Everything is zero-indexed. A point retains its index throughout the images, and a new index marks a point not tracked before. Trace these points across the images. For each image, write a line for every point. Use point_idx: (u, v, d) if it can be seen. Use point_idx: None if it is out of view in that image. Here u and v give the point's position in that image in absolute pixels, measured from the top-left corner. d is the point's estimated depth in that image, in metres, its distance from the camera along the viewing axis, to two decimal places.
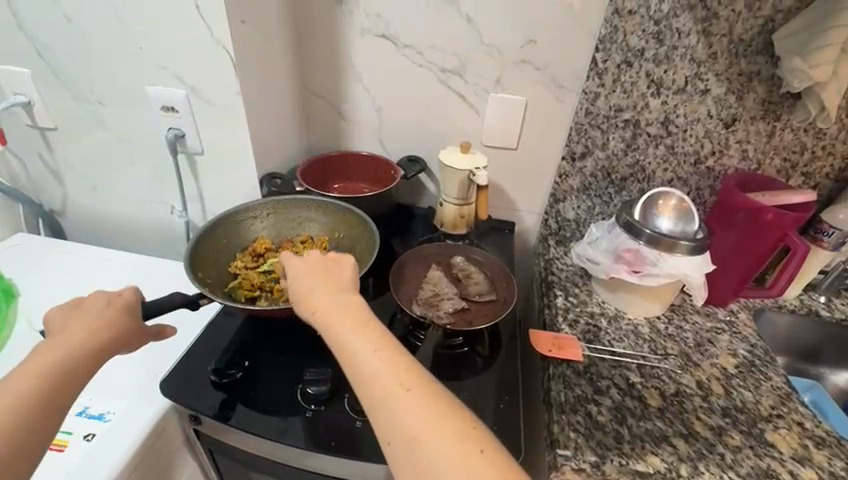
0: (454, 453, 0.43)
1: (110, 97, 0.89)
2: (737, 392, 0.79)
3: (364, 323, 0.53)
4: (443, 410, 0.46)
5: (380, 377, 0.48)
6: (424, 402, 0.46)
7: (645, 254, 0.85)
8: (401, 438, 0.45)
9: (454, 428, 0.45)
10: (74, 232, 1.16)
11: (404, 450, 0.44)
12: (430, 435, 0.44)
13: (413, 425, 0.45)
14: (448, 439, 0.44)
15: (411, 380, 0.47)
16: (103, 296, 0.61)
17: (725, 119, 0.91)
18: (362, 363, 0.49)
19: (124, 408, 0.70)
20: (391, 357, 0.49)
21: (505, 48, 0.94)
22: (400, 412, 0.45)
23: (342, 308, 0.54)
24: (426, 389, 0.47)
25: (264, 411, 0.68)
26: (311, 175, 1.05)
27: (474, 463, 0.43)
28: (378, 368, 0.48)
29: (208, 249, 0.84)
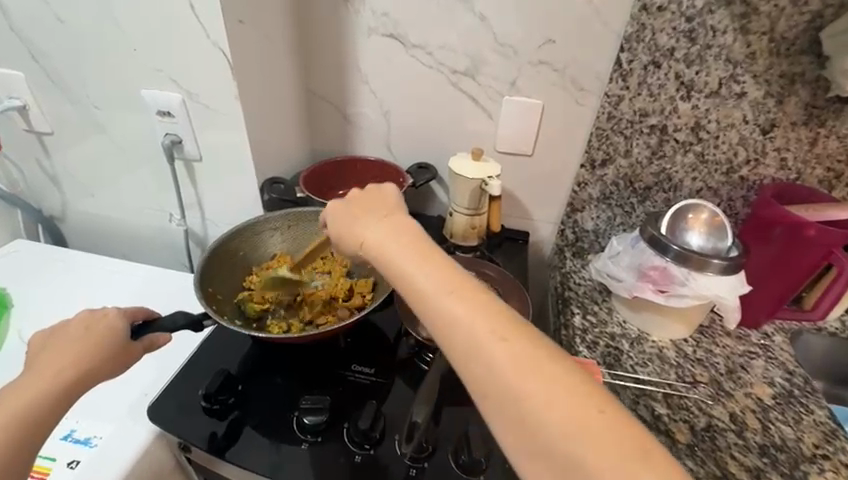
0: (529, 382, 0.40)
1: (105, 101, 0.86)
2: (775, 427, 0.72)
3: (414, 249, 0.51)
4: (511, 335, 0.43)
5: (440, 304, 0.46)
6: (490, 328, 0.43)
7: (673, 273, 0.78)
8: (474, 368, 0.43)
9: (526, 355, 0.42)
10: (73, 239, 1.13)
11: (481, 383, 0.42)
12: (500, 365, 0.42)
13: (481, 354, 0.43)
14: (521, 364, 0.41)
15: (476, 308, 0.45)
16: (84, 321, 0.58)
17: (763, 125, 0.83)
18: (418, 292, 0.48)
19: (112, 433, 0.66)
20: (452, 283, 0.47)
21: (522, 49, 0.88)
22: (467, 342, 0.43)
23: (388, 240, 0.53)
24: (493, 319, 0.44)
25: (256, 442, 0.63)
26: (314, 182, 0.99)
27: (550, 391, 0.40)
28: (439, 294, 0.46)
29: (224, 260, 0.80)
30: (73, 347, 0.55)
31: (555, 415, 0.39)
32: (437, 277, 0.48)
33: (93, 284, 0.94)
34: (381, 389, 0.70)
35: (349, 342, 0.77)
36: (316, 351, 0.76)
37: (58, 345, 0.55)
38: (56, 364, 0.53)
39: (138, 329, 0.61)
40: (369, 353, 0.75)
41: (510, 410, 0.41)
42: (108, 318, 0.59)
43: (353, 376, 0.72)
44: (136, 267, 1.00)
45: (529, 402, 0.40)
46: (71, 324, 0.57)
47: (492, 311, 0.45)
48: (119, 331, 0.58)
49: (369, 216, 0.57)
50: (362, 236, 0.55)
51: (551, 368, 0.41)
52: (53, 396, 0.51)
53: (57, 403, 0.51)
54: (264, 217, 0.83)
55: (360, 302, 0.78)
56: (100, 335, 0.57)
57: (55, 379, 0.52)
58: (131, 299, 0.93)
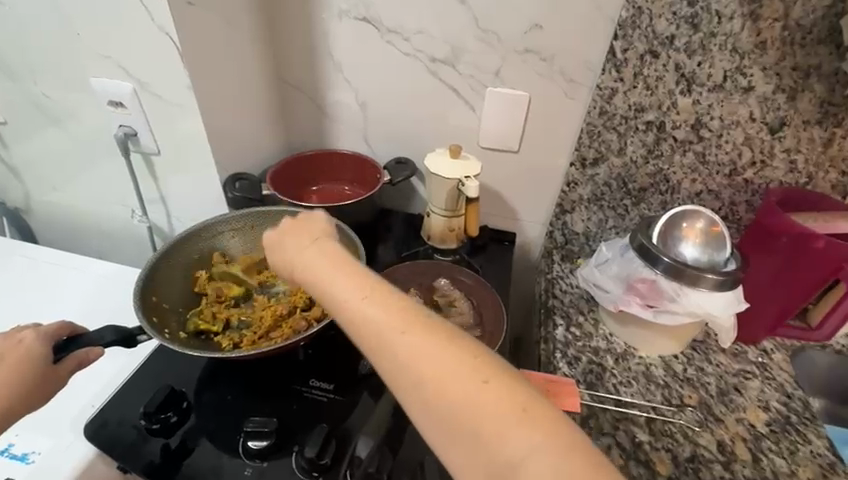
0: (462, 388, 0.36)
1: (55, 90, 0.80)
2: (767, 459, 0.66)
3: (338, 259, 0.46)
4: (441, 339, 0.39)
5: (367, 316, 0.41)
6: (418, 335, 0.39)
7: (662, 287, 0.71)
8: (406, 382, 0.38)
9: (459, 359, 0.38)
10: (40, 233, 1.08)
11: (415, 399, 0.38)
12: (432, 374, 0.37)
13: (411, 363, 0.38)
14: (453, 370, 0.37)
15: (403, 316, 0.40)
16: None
17: (771, 124, 0.75)
18: (343, 303, 0.43)
19: (51, 448, 0.62)
20: (376, 290, 0.42)
21: (506, 35, 0.80)
22: (395, 355, 0.39)
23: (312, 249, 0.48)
24: (422, 324, 0.40)
25: (195, 467, 0.59)
26: (284, 177, 0.93)
27: (486, 397, 0.36)
28: (365, 304, 0.42)
29: (177, 262, 0.75)
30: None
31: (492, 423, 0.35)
32: (361, 286, 0.43)
33: (50, 284, 0.89)
34: (339, 408, 0.65)
35: (309, 354, 0.72)
36: (274, 364, 0.71)
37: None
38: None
39: (60, 348, 0.58)
40: (329, 367, 0.70)
41: (447, 424, 0.36)
42: (25, 343, 0.57)
43: (309, 393, 0.67)
44: (97, 264, 0.94)
45: (463, 411, 0.36)
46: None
47: (420, 316, 0.41)
48: (39, 356, 0.56)
49: (292, 226, 0.53)
50: (287, 248, 0.50)
51: (484, 371, 0.37)
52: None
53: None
54: (223, 218, 0.78)
55: (318, 313, 0.72)
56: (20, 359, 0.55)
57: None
58: (86, 302, 0.87)
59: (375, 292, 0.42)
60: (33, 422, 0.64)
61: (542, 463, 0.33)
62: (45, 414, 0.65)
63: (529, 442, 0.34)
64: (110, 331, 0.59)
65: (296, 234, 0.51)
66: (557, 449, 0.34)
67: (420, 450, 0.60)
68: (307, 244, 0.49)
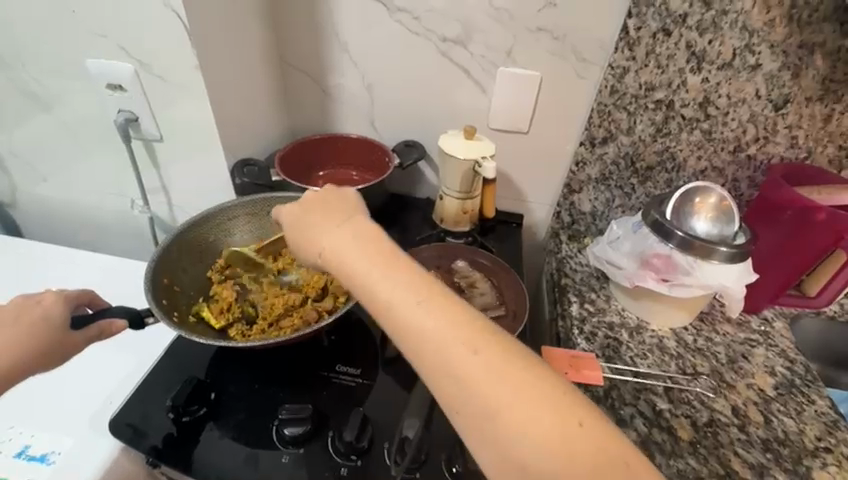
0: (548, 427, 0.37)
1: (46, 72, 0.75)
2: (777, 419, 0.70)
3: (401, 264, 0.46)
4: (521, 370, 0.40)
5: (439, 336, 0.41)
6: (499, 364, 0.40)
7: (677, 261, 0.73)
8: (477, 410, 0.39)
9: (541, 394, 0.39)
10: (27, 227, 1.02)
11: (486, 431, 0.38)
12: (512, 408, 0.38)
13: (486, 393, 0.39)
14: (509, 386, 0.39)
15: (481, 340, 0.41)
16: (16, 308, 0.52)
17: (776, 101, 0.77)
18: (412, 319, 0.42)
19: (73, 447, 0.60)
20: (448, 305, 0.43)
21: (518, 14, 0.80)
22: (469, 382, 0.39)
23: (363, 250, 0.47)
24: (500, 351, 0.41)
25: (229, 457, 0.58)
26: (290, 163, 0.91)
27: (571, 439, 0.37)
28: (437, 324, 0.42)
29: (188, 246, 0.72)
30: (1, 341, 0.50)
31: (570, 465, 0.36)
32: (429, 300, 0.43)
33: (42, 278, 0.84)
34: (369, 391, 0.65)
35: (333, 340, 0.72)
36: (298, 351, 0.70)
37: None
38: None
39: (80, 318, 0.54)
40: (354, 353, 0.70)
41: (496, 437, 0.38)
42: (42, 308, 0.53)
43: (337, 378, 0.67)
44: (92, 257, 0.88)
45: (543, 450, 0.37)
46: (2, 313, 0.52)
47: (496, 340, 0.41)
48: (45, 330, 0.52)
49: (334, 218, 0.52)
50: (329, 243, 0.49)
51: (571, 411, 0.38)
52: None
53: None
54: (233, 203, 0.76)
55: (330, 306, 0.70)
56: (37, 339, 0.51)
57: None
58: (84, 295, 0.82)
59: (449, 309, 0.43)
60: (50, 421, 0.61)
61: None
62: (61, 412, 0.62)
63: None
64: (120, 310, 0.55)
65: (345, 225, 0.50)
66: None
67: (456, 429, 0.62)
68: (360, 244, 0.48)
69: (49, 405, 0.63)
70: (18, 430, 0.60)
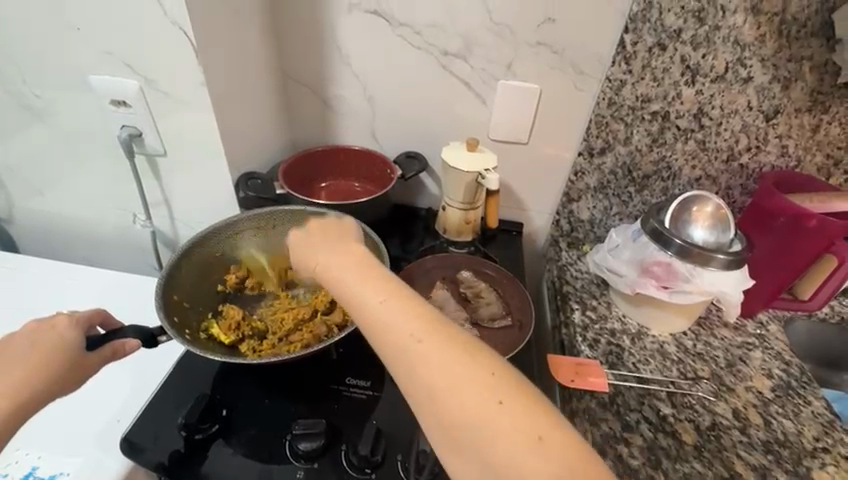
0: (477, 406, 0.38)
1: (48, 87, 0.74)
2: (776, 421, 0.72)
3: (358, 261, 0.47)
4: (459, 354, 0.40)
5: (387, 323, 0.42)
6: (458, 362, 0.40)
7: (677, 268, 0.75)
8: (422, 392, 0.40)
9: (476, 376, 0.39)
10: (22, 242, 1.01)
11: (432, 413, 0.39)
12: (455, 390, 0.39)
13: (430, 376, 0.40)
14: (474, 390, 0.39)
15: (423, 327, 0.41)
16: (29, 334, 0.52)
17: (766, 112, 0.80)
18: (374, 322, 0.43)
19: (83, 467, 0.58)
20: (397, 295, 0.44)
21: (518, 28, 0.81)
22: (417, 365, 0.40)
23: (334, 254, 0.48)
24: (440, 336, 0.41)
25: (244, 475, 0.58)
26: (292, 175, 0.91)
27: (501, 419, 0.38)
28: (387, 310, 0.43)
29: (197, 262, 0.73)
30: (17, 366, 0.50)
31: (506, 445, 0.37)
32: (385, 292, 0.44)
33: (43, 293, 0.82)
34: (380, 403, 0.66)
35: (342, 353, 0.72)
36: (308, 365, 0.70)
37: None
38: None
39: (94, 340, 0.55)
40: (364, 366, 0.71)
41: (464, 438, 0.38)
42: (56, 329, 0.53)
43: (348, 391, 0.67)
44: (92, 272, 0.87)
45: (477, 428, 0.38)
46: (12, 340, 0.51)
47: (438, 326, 0.42)
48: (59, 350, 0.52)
49: (321, 231, 0.53)
50: (323, 260, 0.49)
51: (495, 390, 0.39)
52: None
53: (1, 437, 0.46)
54: (239, 217, 0.76)
55: (339, 320, 0.70)
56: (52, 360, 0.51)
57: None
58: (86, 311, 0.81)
59: (398, 298, 0.43)
60: (58, 441, 0.60)
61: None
62: (69, 432, 0.61)
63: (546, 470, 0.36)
64: (131, 330, 0.56)
65: (326, 238, 0.51)
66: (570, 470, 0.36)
67: None
68: (334, 242, 0.51)
69: (56, 426, 0.62)
70: (24, 452, 0.59)
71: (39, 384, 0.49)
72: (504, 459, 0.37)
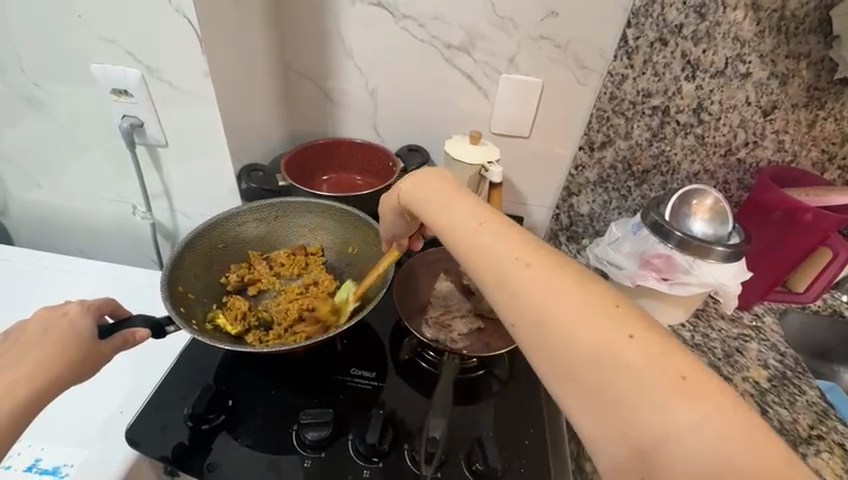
0: (598, 332, 0.36)
1: (47, 76, 0.73)
2: (773, 410, 0.74)
3: (461, 199, 0.51)
4: (579, 290, 0.39)
5: (494, 252, 0.43)
6: (577, 296, 0.38)
7: (677, 261, 0.76)
8: (532, 316, 0.39)
9: (592, 304, 0.37)
10: (17, 234, 0.99)
11: (545, 340, 0.38)
12: (572, 316, 0.37)
13: (544, 299, 0.39)
14: (601, 329, 0.36)
15: (529, 252, 0.42)
16: (41, 321, 0.52)
17: (764, 107, 0.81)
18: (487, 252, 0.44)
19: (86, 459, 0.58)
20: (498, 227, 0.45)
21: (522, 22, 0.82)
22: (526, 290, 0.40)
23: (442, 193, 0.53)
24: (549, 266, 0.41)
25: (251, 466, 0.59)
26: (293, 168, 0.91)
27: (627, 348, 0.35)
28: (493, 241, 0.44)
29: (200, 254, 0.73)
30: (26, 354, 0.49)
31: (635, 383, 0.34)
32: (488, 222, 0.46)
33: (41, 286, 0.81)
34: (385, 394, 0.67)
35: (346, 344, 0.73)
36: (313, 357, 0.71)
37: (13, 349, 0.50)
38: (2, 379, 0.47)
39: (105, 328, 0.55)
40: (368, 357, 0.72)
41: (582, 373, 0.36)
42: (68, 317, 0.53)
43: (353, 382, 0.68)
44: (91, 264, 0.86)
45: (597, 358, 0.35)
46: (27, 326, 0.52)
47: (546, 256, 0.42)
48: (67, 340, 0.52)
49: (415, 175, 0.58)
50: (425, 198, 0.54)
51: (626, 327, 0.36)
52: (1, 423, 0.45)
53: (14, 423, 0.46)
54: (245, 208, 0.76)
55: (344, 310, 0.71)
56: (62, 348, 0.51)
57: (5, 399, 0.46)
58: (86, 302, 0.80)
59: (503, 231, 0.45)
60: (61, 434, 0.60)
61: (689, 424, 0.32)
62: (71, 424, 0.61)
63: (689, 413, 0.32)
64: (140, 319, 0.56)
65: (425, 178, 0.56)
66: (713, 414, 0.32)
67: (473, 430, 0.64)
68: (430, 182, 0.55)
69: (60, 417, 0.61)
70: (26, 444, 0.58)
71: (47, 373, 0.49)
72: (630, 391, 0.34)
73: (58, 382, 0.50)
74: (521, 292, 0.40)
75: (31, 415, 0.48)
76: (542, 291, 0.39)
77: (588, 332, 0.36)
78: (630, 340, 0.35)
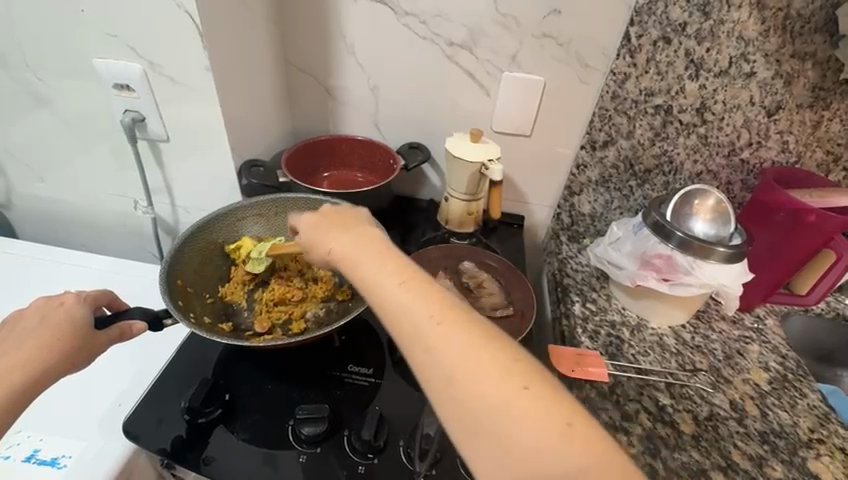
0: (498, 390, 0.37)
1: (50, 70, 0.74)
2: (773, 413, 0.73)
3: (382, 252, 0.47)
4: (477, 338, 0.39)
5: (407, 309, 0.42)
6: (475, 347, 0.39)
7: (678, 261, 0.76)
8: (439, 377, 0.39)
9: (497, 360, 0.38)
10: (21, 228, 1.00)
11: (452, 399, 0.38)
12: (478, 375, 0.38)
13: (452, 357, 0.39)
14: (496, 380, 0.37)
15: (442, 310, 0.41)
16: (39, 309, 0.53)
17: (769, 107, 0.80)
18: (390, 304, 0.43)
19: (84, 450, 0.58)
20: (409, 280, 0.44)
21: (524, 20, 0.82)
22: (437, 349, 0.39)
23: (357, 243, 0.49)
24: (462, 323, 0.40)
25: (247, 459, 0.59)
26: (295, 164, 0.91)
27: (518, 401, 0.36)
28: (406, 296, 0.43)
29: (199, 248, 0.74)
30: (25, 342, 0.50)
31: (527, 434, 0.35)
32: (406, 279, 0.44)
33: (43, 279, 0.81)
34: (382, 390, 0.67)
35: (344, 340, 0.74)
36: (311, 353, 0.71)
37: (10, 337, 0.51)
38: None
39: (102, 319, 0.55)
40: (366, 353, 0.72)
41: (481, 426, 0.37)
42: (67, 306, 0.54)
43: (350, 378, 0.68)
44: (92, 257, 0.86)
45: (496, 412, 0.36)
46: (26, 313, 0.53)
47: (455, 309, 0.42)
48: (66, 330, 0.52)
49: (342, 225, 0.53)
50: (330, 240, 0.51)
51: (521, 376, 0.37)
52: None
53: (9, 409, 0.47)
54: (245, 204, 0.77)
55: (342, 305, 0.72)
56: (59, 340, 0.51)
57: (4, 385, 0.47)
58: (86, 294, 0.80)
59: (419, 285, 0.43)
60: (61, 424, 0.60)
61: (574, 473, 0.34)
62: (70, 416, 0.61)
63: (575, 461, 0.34)
64: (138, 312, 0.57)
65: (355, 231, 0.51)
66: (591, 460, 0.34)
67: None
68: (352, 242, 0.50)
69: (60, 408, 0.62)
70: (26, 434, 0.59)
71: (45, 364, 0.49)
72: (529, 448, 0.35)
73: (56, 371, 0.50)
74: (422, 343, 0.40)
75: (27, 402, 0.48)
76: (443, 343, 0.39)
77: (486, 385, 0.37)
78: (521, 389, 0.37)
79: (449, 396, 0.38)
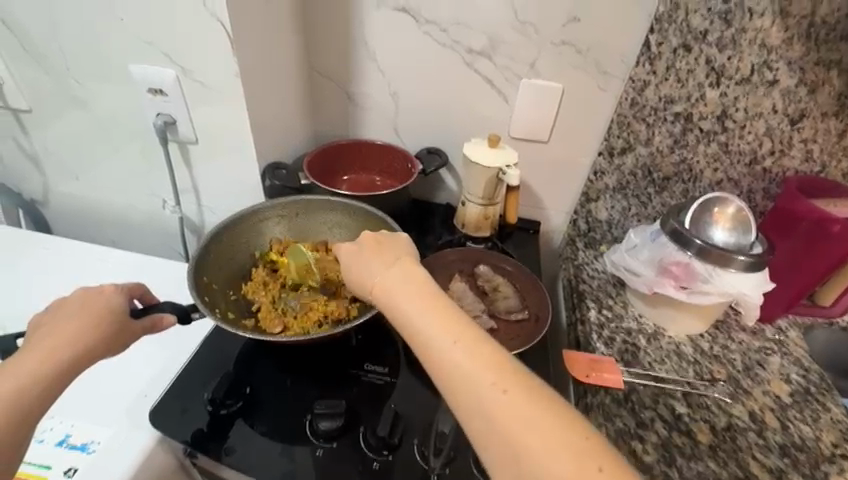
0: (555, 456, 0.39)
1: (89, 75, 0.78)
2: (794, 426, 0.71)
3: (431, 297, 0.50)
4: (543, 407, 0.42)
5: (468, 371, 0.44)
6: (540, 416, 0.41)
7: (696, 269, 0.75)
8: (482, 429, 0.42)
9: (561, 432, 0.40)
10: (55, 224, 1.05)
11: (506, 459, 0.41)
12: (537, 442, 0.40)
13: (508, 423, 0.41)
14: (563, 453, 0.39)
15: (505, 377, 0.43)
16: (78, 297, 0.56)
17: (792, 115, 0.80)
18: (451, 362, 0.45)
19: (112, 437, 0.61)
20: (466, 336, 0.46)
21: (543, 28, 0.83)
22: (500, 416, 0.41)
23: (413, 292, 0.51)
24: (526, 392, 0.42)
25: (266, 451, 0.61)
26: (316, 167, 0.94)
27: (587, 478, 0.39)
28: (464, 357, 0.45)
29: (224, 247, 0.76)
30: (65, 326, 0.53)
31: None
32: (459, 336, 0.46)
33: (76, 274, 0.85)
34: (397, 389, 0.68)
35: (360, 339, 0.75)
36: (329, 351, 0.73)
37: (52, 321, 0.53)
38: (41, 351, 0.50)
39: (138, 309, 0.59)
40: (382, 353, 0.73)
41: None
42: (105, 295, 0.57)
43: (366, 376, 0.70)
44: (122, 254, 0.90)
45: None
46: (66, 301, 0.56)
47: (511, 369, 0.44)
48: (102, 317, 0.55)
49: (383, 258, 0.56)
50: (380, 279, 0.54)
51: (590, 457, 0.39)
52: (42, 386, 0.48)
53: (50, 387, 0.49)
54: (267, 205, 0.79)
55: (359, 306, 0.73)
56: (97, 326, 0.54)
57: (49, 364, 0.50)
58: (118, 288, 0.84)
59: (476, 346, 0.45)
60: (90, 413, 0.63)
61: None
62: (99, 405, 0.64)
63: None
64: (168, 305, 0.61)
65: (395, 269, 0.54)
66: None
67: None
68: (403, 282, 0.52)
69: (90, 397, 0.64)
70: (58, 420, 0.62)
71: (83, 347, 0.52)
72: None
73: (91, 356, 0.53)
74: (487, 411, 0.42)
75: (66, 382, 0.51)
76: (514, 413, 0.41)
77: (551, 460, 0.39)
78: (590, 466, 0.39)
79: (509, 463, 0.41)
